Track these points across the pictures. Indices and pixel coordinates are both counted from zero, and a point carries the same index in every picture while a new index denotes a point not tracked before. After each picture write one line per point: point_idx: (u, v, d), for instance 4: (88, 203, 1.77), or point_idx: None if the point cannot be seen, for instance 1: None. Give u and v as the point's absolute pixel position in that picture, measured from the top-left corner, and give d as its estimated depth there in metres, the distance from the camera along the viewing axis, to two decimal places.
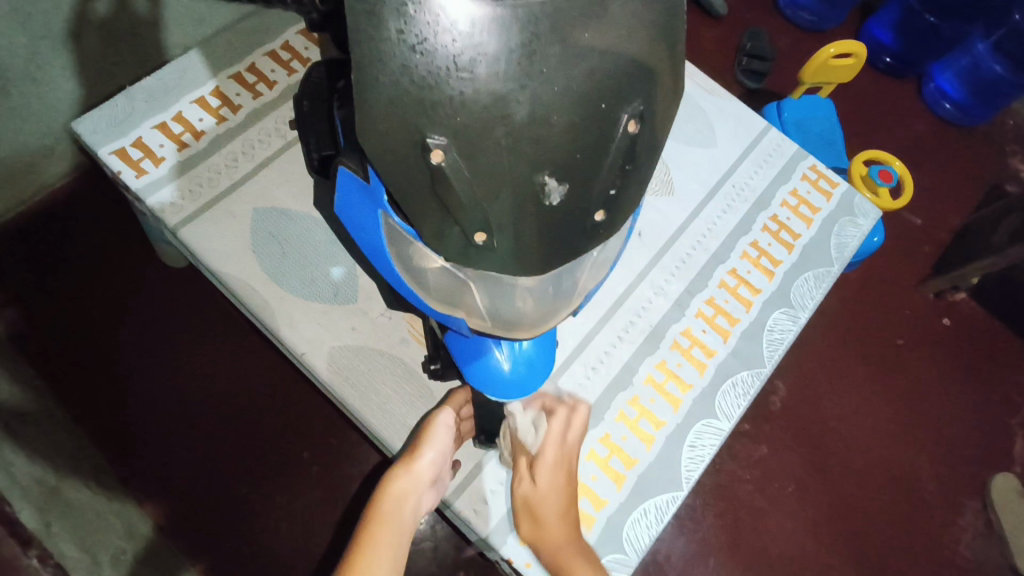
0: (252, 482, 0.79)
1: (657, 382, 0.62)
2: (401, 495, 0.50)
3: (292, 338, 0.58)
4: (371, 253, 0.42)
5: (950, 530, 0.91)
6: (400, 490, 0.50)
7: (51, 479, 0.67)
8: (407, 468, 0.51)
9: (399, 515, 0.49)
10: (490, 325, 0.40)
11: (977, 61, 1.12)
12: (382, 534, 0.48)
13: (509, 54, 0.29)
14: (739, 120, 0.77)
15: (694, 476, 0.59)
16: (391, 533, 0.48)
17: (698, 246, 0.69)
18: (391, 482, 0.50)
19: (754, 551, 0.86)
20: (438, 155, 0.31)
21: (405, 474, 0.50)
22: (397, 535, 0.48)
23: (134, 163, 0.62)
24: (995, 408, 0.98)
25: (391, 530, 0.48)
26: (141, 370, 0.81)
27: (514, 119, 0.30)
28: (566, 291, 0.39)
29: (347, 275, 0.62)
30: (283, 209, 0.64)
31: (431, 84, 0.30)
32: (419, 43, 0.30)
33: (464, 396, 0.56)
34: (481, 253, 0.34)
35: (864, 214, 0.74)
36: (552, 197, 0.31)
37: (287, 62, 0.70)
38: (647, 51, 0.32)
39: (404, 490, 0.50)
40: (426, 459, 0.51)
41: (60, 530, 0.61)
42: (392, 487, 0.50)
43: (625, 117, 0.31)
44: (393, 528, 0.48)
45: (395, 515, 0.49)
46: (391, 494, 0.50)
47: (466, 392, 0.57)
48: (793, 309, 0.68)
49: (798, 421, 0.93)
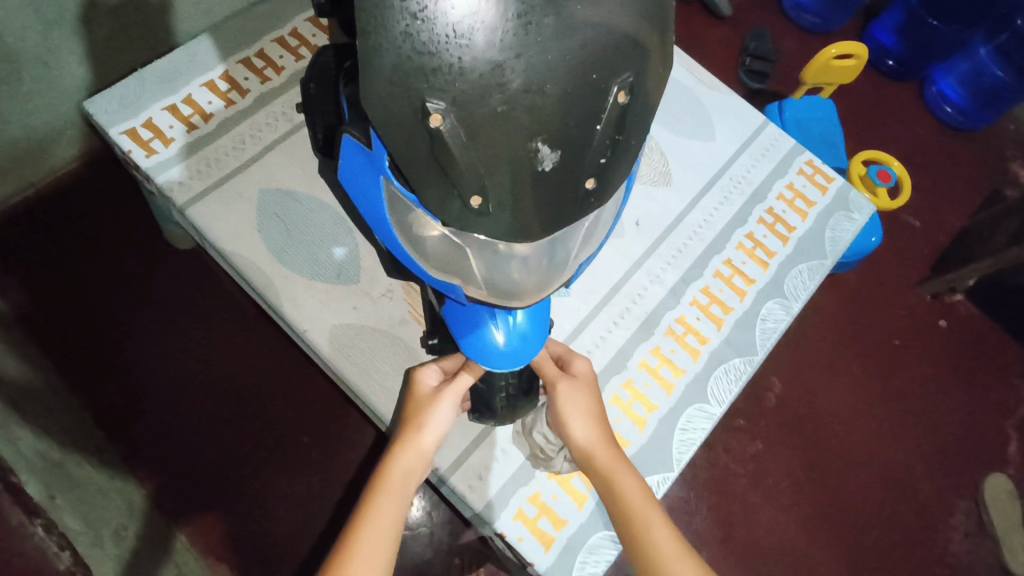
0: (252, 465, 0.80)
1: (651, 366, 0.64)
2: (407, 470, 0.50)
3: (295, 314, 0.60)
4: (373, 222, 0.43)
5: (942, 529, 0.92)
6: (408, 466, 0.50)
7: (54, 454, 0.63)
8: (413, 444, 0.51)
9: (405, 489, 0.49)
10: (486, 294, 0.41)
11: (980, 66, 1.13)
12: (389, 506, 0.48)
13: (505, 23, 0.31)
14: (738, 115, 0.78)
15: (685, 458, 0.60)
16: (394, 506, 0.48)
17: (694, 236, 0.71)
18: (396, 456, 0.50)
19: (746, 544, 0.87)
20: (437, 119, 0.32)
21: (410, 450, 0.50)
22: (402, 508, 0.48)
23: (144, 143, 0.64)
24: (989, 409, 0.99)
25: (395, 504, 0.48)
26: (148, 352, 0.83)
27: (509, 87, 0.31)
28: (559, 263, 0.40)
29: (348, 256, 0.63)
30: (288, 190, 0.65)
31: (431, 51, 0.31)
32: (420, 11, 0.31)
33: (454, 362, 0.56)
34: (477, 217, 0.35)
35: (859, 208, 0.76)
36: (544, 163, 0.33)
37: (296, 48, 0.71)
38: (639, 28, 0.33)
39: (411, 464, 0.50)
40: (430, 436, 0.52)
41: (64, 504, 0.57)
42: (400, 462, 0.50)
43: (615, 87, 0.33)
44: (398, 499, 0.48)
45: (401, 487, 0.49)
46: (398, 469, 0.50)
47: (456, 359, 0.56)
48: (786, 299, 0.69)
49: (794, 417, 0.94)
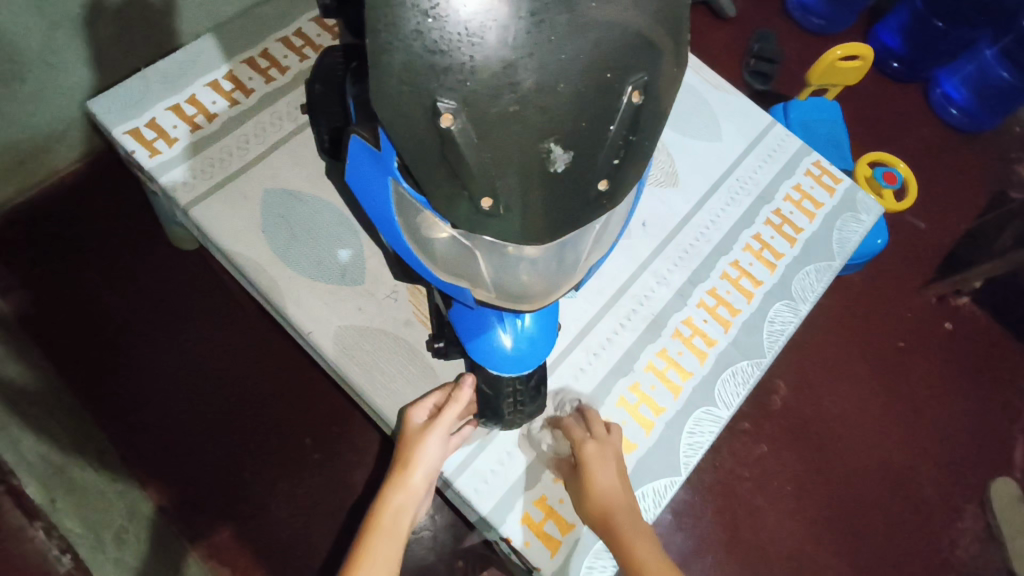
0: (255, 467, 0.80)
1: (657, 369, 0.63)
2: (399, 509, 0.51)
3: (299, 316, 0.59)
4: (380, 223, 0.43)
5: (949, 533, 0.91)
6: (398, 505, 0.51)
7: (55, 456, 0.62)
8: (401, 484, 0.52)
9: (397, 528, 0.51)
10: (495, 297, 0.41)
11: (985, 67, 1.13)
12: (381, 548, 0.50)
13: (518, 21, 0.30)
14: (744, 115, 0.78)
15: (692, 462, 0.60)
16: (387, 547, 0.50)
17: (701, 238, 0.70)
18: (387, 497, 0.51)
19: (751, 548, 0.87)
20: (447, 119, 0.31)
21: (400, 490, 0.51)
22: (395, 549, 0.50)
23: (148, 143, 0.64)
24: (995, 412, 0.99)
25: (387, 545, 0.50)
26: (150, 354, 0.82)
27: (522, 86, 0.31)
28: (569, 266, 0.39)
29: (353, 258, 0.63)
30: (292, 191, 0.65)
31: (442, 50, 0.31)
32: (432, 8, 0.31)
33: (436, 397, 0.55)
34: (487, 219, 0.34)
35: (867, 209, 0.75)
36: (557, 164, 0.32)
37: (300, 48, 0.71)
38: (652, 26, 0.33)
39: (401, 504, 0.51)
40: (419, 473, 0.52)
41: (65, 507, 0.56)
42: (390, 502, 0.51)
43: (630, 87, 0.32)
44: (390, 540, 0.50)
45: (392, 529, 0.50)
46: (389, 508, 0.51)
47: (436, 396, 0.55)
48: (794, 300, 0.69)
49: (799, 420, 0.94)
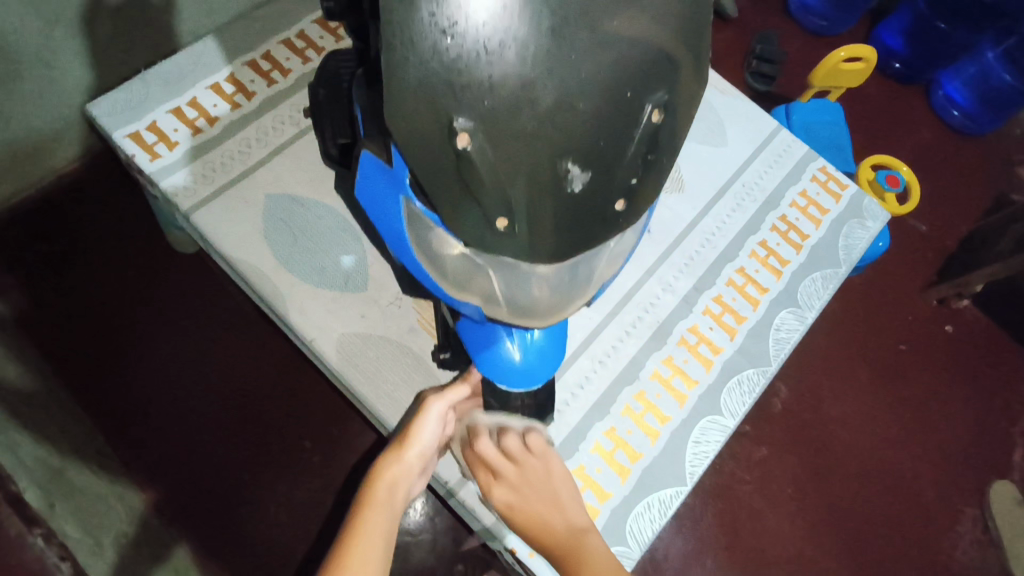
0: (255, 470, 0.79)
1: (663, 377, 0.63)
2: (394, 481, 0.48)
3: (303, 324, 0.59)
4: (390, 238, 0.42)
5: (947, 536, 0.91)
6: (394, 477, 0.48)
7: (53, 460, 0.61)
8: (399, 456, 0.50)
9: (392, 500, 0.47)
10: (504, 311, 0.40)
11: (987, 69, 1.13)
12: (375, 520, 0.45)
13: (538, 39, 0.30)
14: (750, 120, 0.77)
15: (698, 472, 0.59)
16: (382, 518, 0.45)
17: (706, 245, 0.70)
18: (381, 472, 0.48)
19: (752, 552, 0.87)
20: (464, 139, 0.31)
21: (396, 461, 0.49)
22: (389, 521, 0.46)
23: (148, 147, 0.63)
24: (994, 415, 0.99)
25: (384, 515, 0.46)
26: (148, 356, 0.81)
27: (540, 104, 0.30)
28: (580, 282, 0.39)
29: (356, 264, 0.62)
30: (296, 197, 0.64)
31: (460, 68, 0.30)
32: (450, 27, 0.30)
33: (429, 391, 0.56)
34: (501, 239, 0.34)
35: (873, 216, 0.75)
36: (574, 183, 0.32)
37: (302, 51, 0.70)
38: (671, 42, 0.32)
39: (396, 476, 0.48)
40: (417, 448, 0.50)
41: (63, 512, 0.54)
42: (385, 473, 0.48)
43: (649, 106, 0.32)
44: (385, 511, 0.46)
45: (387, 501, 0.47)
46: (384, 481, 0.48)
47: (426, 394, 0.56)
48: (800, 308, 0.68)
49: (799, 423, 0.94)
